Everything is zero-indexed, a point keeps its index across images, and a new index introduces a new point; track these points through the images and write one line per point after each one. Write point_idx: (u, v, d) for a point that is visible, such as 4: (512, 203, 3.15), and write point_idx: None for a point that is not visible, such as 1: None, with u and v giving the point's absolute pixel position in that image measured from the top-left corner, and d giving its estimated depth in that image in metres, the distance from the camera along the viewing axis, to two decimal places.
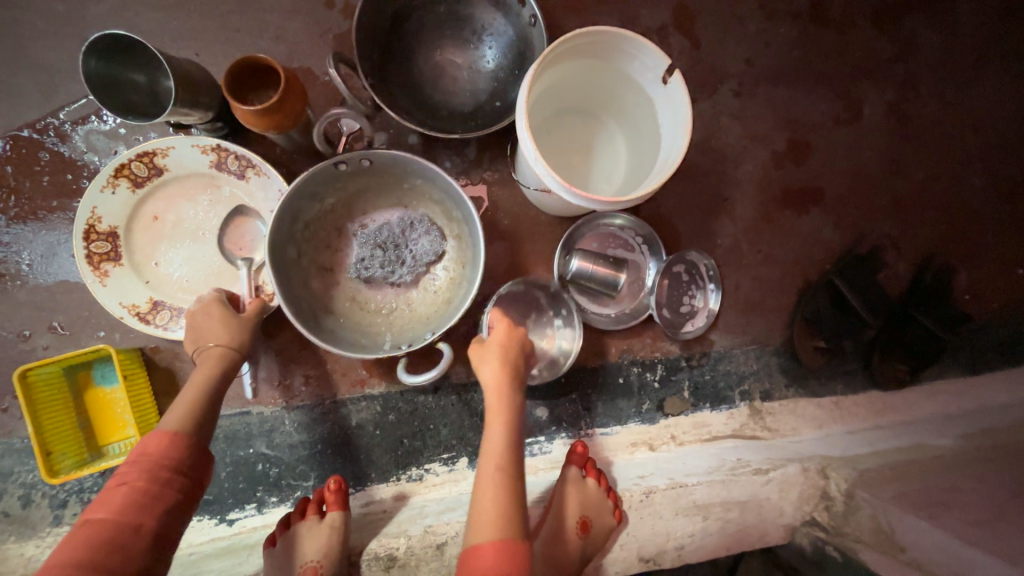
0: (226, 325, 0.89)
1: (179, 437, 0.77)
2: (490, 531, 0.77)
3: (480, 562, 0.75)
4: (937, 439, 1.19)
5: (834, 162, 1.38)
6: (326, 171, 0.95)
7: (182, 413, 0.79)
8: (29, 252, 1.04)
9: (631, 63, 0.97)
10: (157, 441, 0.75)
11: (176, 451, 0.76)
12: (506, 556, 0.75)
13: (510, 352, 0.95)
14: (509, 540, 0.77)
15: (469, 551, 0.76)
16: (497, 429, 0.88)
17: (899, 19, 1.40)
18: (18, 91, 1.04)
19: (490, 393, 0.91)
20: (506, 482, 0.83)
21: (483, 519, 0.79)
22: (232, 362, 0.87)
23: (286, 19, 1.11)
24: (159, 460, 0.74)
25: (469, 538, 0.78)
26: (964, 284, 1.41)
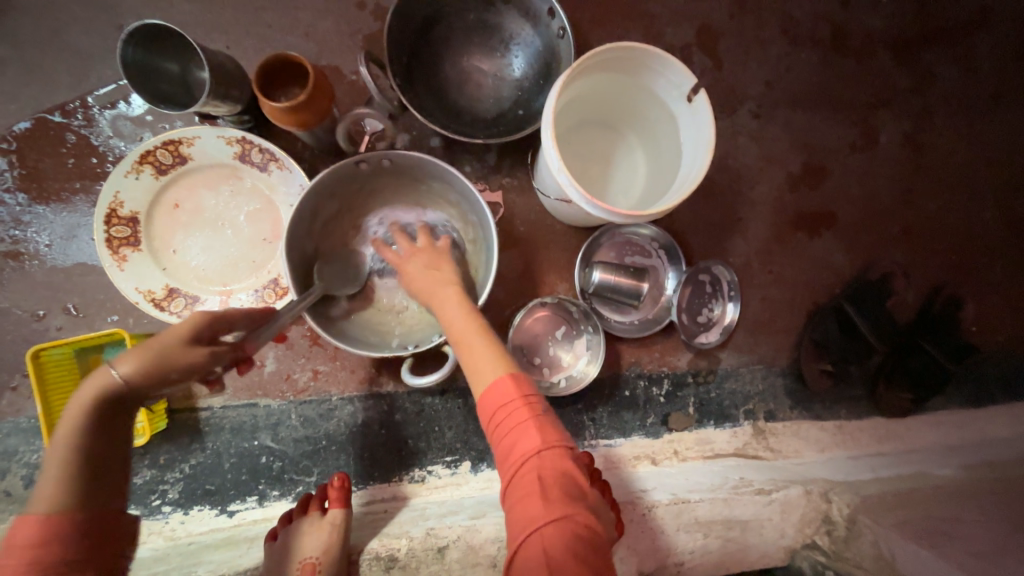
0: (142, 357, 0.69)
1: (53, 520, 0.62)
2: (491, 371, 0.72)
3: (494, 397, 0.70)
4: (940, 468, 1.19)
5: (848, 188, 1.39)
6: (350, 167, 0.96)
7: (54, 490, 0.63)
8: (49, 232, 1.05)
9: (657, 79, 0.98)
10: (27, 534, 0.61)
11: (60, 541, 0.61)
12: (517, 383, 0.70)
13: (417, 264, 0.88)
14: (511, 369, 0.73)
15: (480, 398, 0.71)
16: (448, 304, 0.81)
17: (917, 51, 1.42)
18: (49, 74, 1.05)
19: (423, 283, 0.85)
20: (480, 336, 0.78)
21: (480, 371, 0.73)
22: (121, 399, 0.69)
23: (317, 18, 1.13)
24: (33, 557, 0.60)
25: (477, 387, 0.73)
26: (971, 316, 1.42)
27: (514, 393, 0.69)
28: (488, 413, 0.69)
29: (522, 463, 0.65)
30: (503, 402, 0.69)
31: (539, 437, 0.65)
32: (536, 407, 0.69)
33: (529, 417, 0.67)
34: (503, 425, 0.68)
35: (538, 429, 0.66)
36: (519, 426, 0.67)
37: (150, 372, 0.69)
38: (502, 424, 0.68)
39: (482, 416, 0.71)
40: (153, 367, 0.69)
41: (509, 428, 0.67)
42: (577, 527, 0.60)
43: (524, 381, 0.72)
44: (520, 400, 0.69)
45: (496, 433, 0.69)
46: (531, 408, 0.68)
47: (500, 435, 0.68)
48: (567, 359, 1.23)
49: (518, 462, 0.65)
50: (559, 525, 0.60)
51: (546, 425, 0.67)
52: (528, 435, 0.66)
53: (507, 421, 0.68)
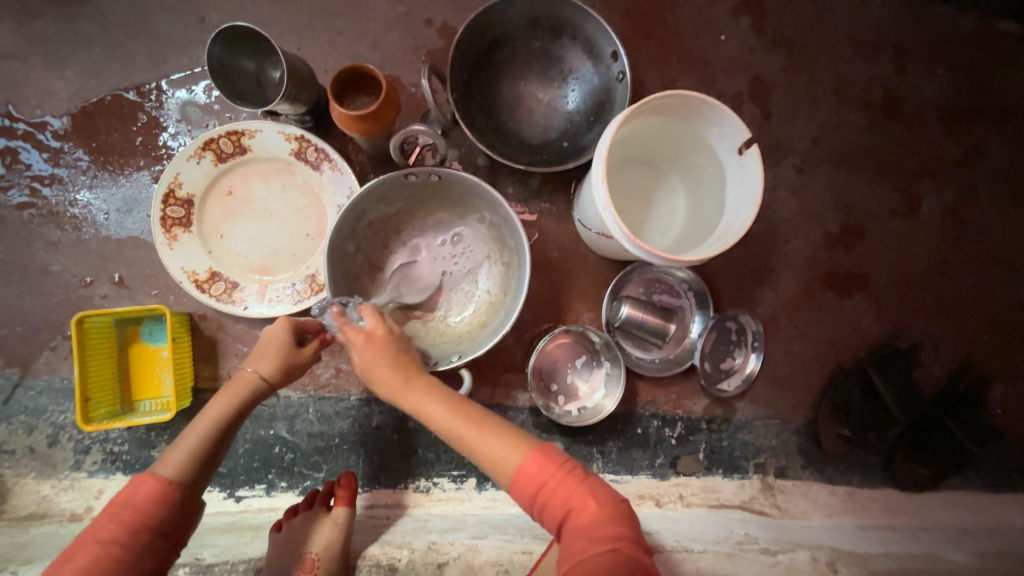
0: (275, 355, 0.82)
1: (170, 488, 0.69)
2: (515, 454, 0.73)
3: (529, 479, 0.70)
4: (952, 552, 1.15)
5: (884, 253, 1.38)
6: (406, 176, 1.00)
7: (180, 458, 0.73)
8: (108, 205, 1.10)
9: (710, 129, 0.99)
10: (144, 495, 0.67)
11: (167, 510, 0.68)
12: (545, 454, 0.72)
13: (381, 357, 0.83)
14: (535, 445, 0.74)
15: (513, 488, 0.71)
16: (432, 407, 0.80)
17: (970, 125, 1.42)
18: (130, 56, 1.11)
19: (388, 387, 0.82)
20: (486, 429, 0.78)
21: (503, 457, 0.73)
22: (258, 397, 0.82)
23: (386, 30, 1.17)
24: (143, 518, 0.65)
25: (505, 480, 0.73)
26: (998, 399, 1.38)
27: (546, 467, 0.70)
28: (529, 498, 0.70)
29: (572, 526, 0.66)
30: (539, 480, 0.69)
31: (580, 500, 0.67)
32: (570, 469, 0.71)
33: (567, 485, 0.68)
34: (548, 501, 0.69)
35: (577, 492, 0.67)
36: (561, 491, 0.68)
37: (285, 372, 0.83)
38: (547, 500, 0.68)
39: (525, 508, 0.71)
40: (282, 366, 0.83)
41: (553, 504, 0.68)
42: (631, 559, 0.62)
43: (553, 451, 0.73)
44: (556, 469, 0.70)
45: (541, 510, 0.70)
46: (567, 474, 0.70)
47: (546, 512, 0.69)
48: (583, 389, 1.24)
49: (569, 529, 0.66)
50: (616, 562, 0.62)
51: (583, 485, 0.68)
52: (571, 504, 0.67)
53: (550, 496, 0.69)
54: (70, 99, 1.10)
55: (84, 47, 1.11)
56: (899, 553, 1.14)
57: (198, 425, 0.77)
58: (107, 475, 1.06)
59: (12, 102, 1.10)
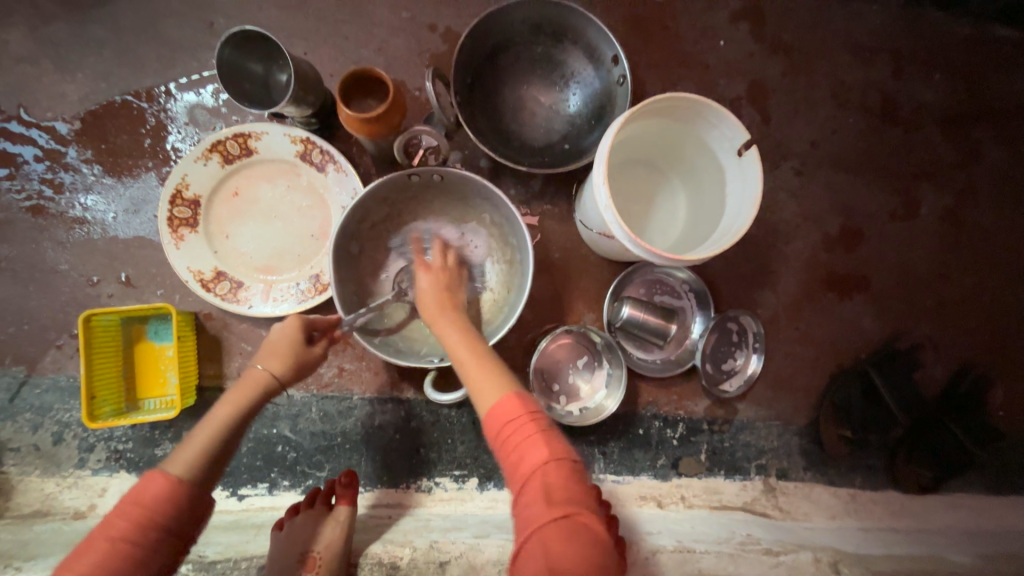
0: (286, 353, 0.84)
1: (181, 486, 0.69)
2: (493, 392, 0.73)
3: (498, 417, 0.70)
4: (955, 554, 1.15)
5: (884, 255, 1.39)
6: (409, 177, 1.02)
7: (191, 456, 0.72)
8: (116, 205, 1.11)
9: (709, 130, 1.00)
10: (155, 492, 0.67)
11: (178, 508, 0.68)
12: (519, 400, 0.71)
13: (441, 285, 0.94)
14: (513, 390, 0.73)
15: (483, 421, 0.71)
16: (451, 332, 0.85)
17: (967, 129, 1.43)
18: (139, 60, 1.13)
19: (429, 311, 0.90)
20: (484, 365, 0.79)
21: (484, 393, 0.74)
22: (268, 396, 0.83)
23: (390, 35, 1.19)
24: (153, 516, 0.66)
25: (479, 411, 0.74)
26: (999, 401, 1.38)
27: (517, 410, 0.70)
28: (493, 432, 0.70)
29: (527, 475, 0.64)
30: (507, 420, 0.69)
31: (543, 449, 0.65)
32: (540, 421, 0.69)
33: (533, 433, 0.67)
34: (508, 443, 0.68)
35: (540, 441, 0.66)
36: (523, 438, 0.67)
37: (296, 370, 0.85)
38: (508, 442, 0.68)
39: (488, 439, 0.71)
40: (292, 364, 0.84)
41: (514, 444, 0.67)
42: (580, 529, 0.61)
43: (528, 398, 0.72)
44: (525, 415, 0.69)
45: (502, 449, 0.69)
46: (535, 423, 0.69)
47: (505, 453, 0.68)
48: (585, 389, 1.24)
49: (524, 476, 0.64)
50: (563, 526, 0.61)
51: (548, 437, 0.67)
52: (531, 452, 0.65)
53: (513, 437, 0.68)
54: (80, 102, 1.12)
55: (95, 51, 1.13)
56: (902, 554, 1.13)
57: (208, 422, 0.76)
58: (111, 473, 1.06)
59: (23, 105, 1.12)
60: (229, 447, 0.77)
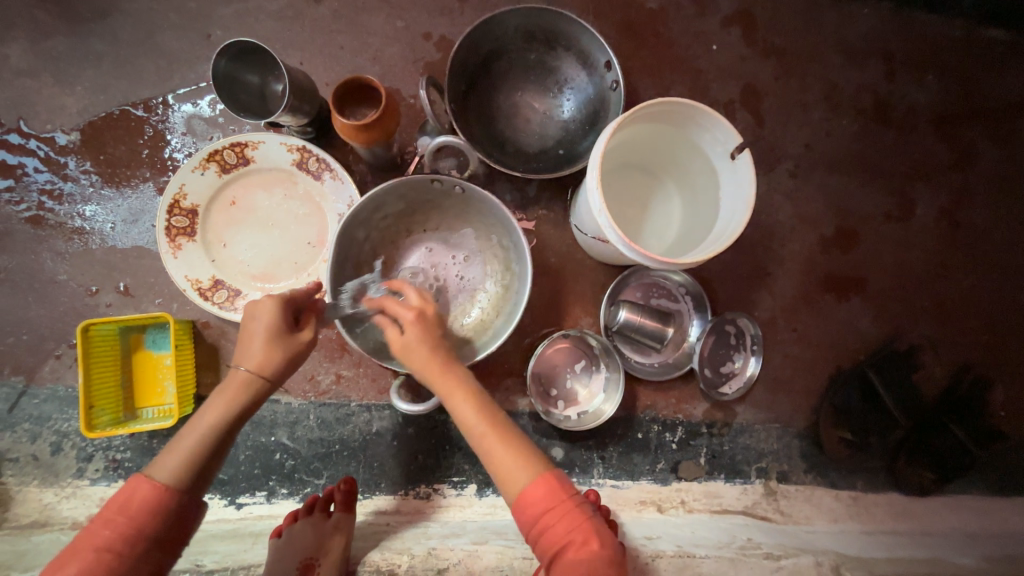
0: (266, 345, 0.77)
1: (166, 495, 0.69)
2: (525, 475, 0.71)
3: (535, 504, 0.69)
4: (959, 556, 1.15)
5: (880, 255, 1.39)
6: (403, 186, 1.03)
7: (176, 464, 0.71)
8: (114, 215, 1.12)
9: (702, 134, 1.01)
10: (140, 503, 0.67)
11: (162, 516, 0.68)
12: (556, 484, 0.70)
13: (432, 336, 0.81)
14: (544, 468, 0.72)
15: (518, 505, 0.70)
16: (460, 398, 0.77)
17: (961, 129, 1.44)
18: (138, 72, 1.14)
19: (426, 369, 0.79)
20: (505, 432, 0.76)
21: (512, 474, 0.72)
22: (259, 395, 0.78)
23: (385, 44, 1.20)
24: (137, 525, 0.66)
25: (511, 493, 0.72)
26: (1000, 401, 1.37)
27: (556, 496, 0.69)
28: (531, 519, 0.69)
29: (569, 564, 0.65)
30: (545, 507, 0.69)
31: (589, 539, 0.66)
32: (576, 505, 0.69)
33: (574, 519, 0.68)
34: (549, 531, 0.68)
35: (586, 530, 0.67)
36: (567, 525, 0.67)
37: (286, 362, 0.79)
38: (549, 530, 0.68)
39: (522, 522, 0.70)
40: (278, 359, 0.78)
41: (557, 534, 0.67)
42: None
43: (562, 479, 0.71)
44: (565, 501, 0.69)
45: (538, 536, 0.68)
46: (576, 508, 0.69)
47: (544, 539, 0.68)
48: (583, 394, 1.24)
49: (563, 568, 0.65)
50: None
51: (589, 525, 0.68)
52: (573, 540, 0.66)
53: (556, 525, 0.67)
54: (80, 114, 1.13)
55: (94, 64, 1.14)
56: (905, 557, 1.13)
57: (195, 427, 0.73)
58: (109, 483, 1.06)
59: (23, 117, 1.13)
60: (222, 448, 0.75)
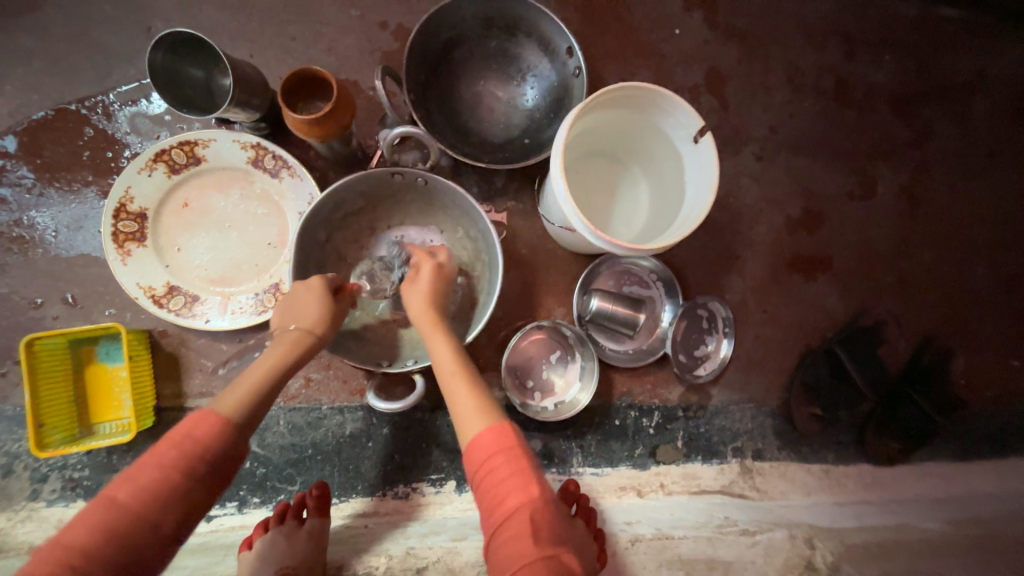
0: (320, 306, 0.87)
1: (229, 428, 0.71)
2: (479, 420, 0.72)
3: (481, 448, 0.69)
4: (925, 521, 1.21)
5: (845, 234, 1.42)
6: (361, 181, 1.00)
7: (237, 398, 0.74)
8: (56, 222, 1.06)
9: (665, 119, 1.00)
10: (204, 432, 0.68)
11: (223, 444, 0.69)
12: (506, 432, 0.70)
13: (439, 287, 0.92)
14: (498, 420, 0.73)
15: (467, 448, 0.71)
16: (443, 345, 0.84)
17: (917, 107, 1.47)
18: (72, 69, 1.07)
19: (423, 320, 0.88)
20: (465, 377, 0.81)
21: (467, 422, 0.73)
22: (308, 352, 0.85)
23: (339, 34, 1.16)
24: (202, 449, 0.68)
25: (463, 438, 0.73)
26: (960, 370, 1.43)
27: (502, 442, 0.69)
28: (475, 462, 0.69)
29: (504, 512, 0.64)
30: (491, 451, 0.68)
31: (530, 489, 0.65)
32: (522, 458, 0.68)
33: (519, 469, 0.67)
34: (490, 476, 0.67)
35: (528, 475, 0.66)
36: (508, 474, 0.66)
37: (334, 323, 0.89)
38: (490, 475, 0.67)
39: (468, 466, 0.70)
40: (329, 321, 0.88)
41: (497, 479, 0.66)
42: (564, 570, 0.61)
43: (513, 431, 0.71)
44: (511, 450, 0.68)
45: (482, 482, 0.68)
46: (521, 457, 0.68)
47: (485, 487, 0.67)
48: (559, 384, 1.24)
49: (503, 516, 0.64)
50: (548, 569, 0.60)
51: (531, 472, 0.67)
52: (514, 486, 0.65)
53: (498, 471, 0.67)
54: (11, 115, 1.06)
55: (23, 62, 1.07)
56: (874, 525, 1.18)
57: (256, 368, 0.79)
58: (67, 503, 1.02)
59: None
60: (271, 394, 0.79)
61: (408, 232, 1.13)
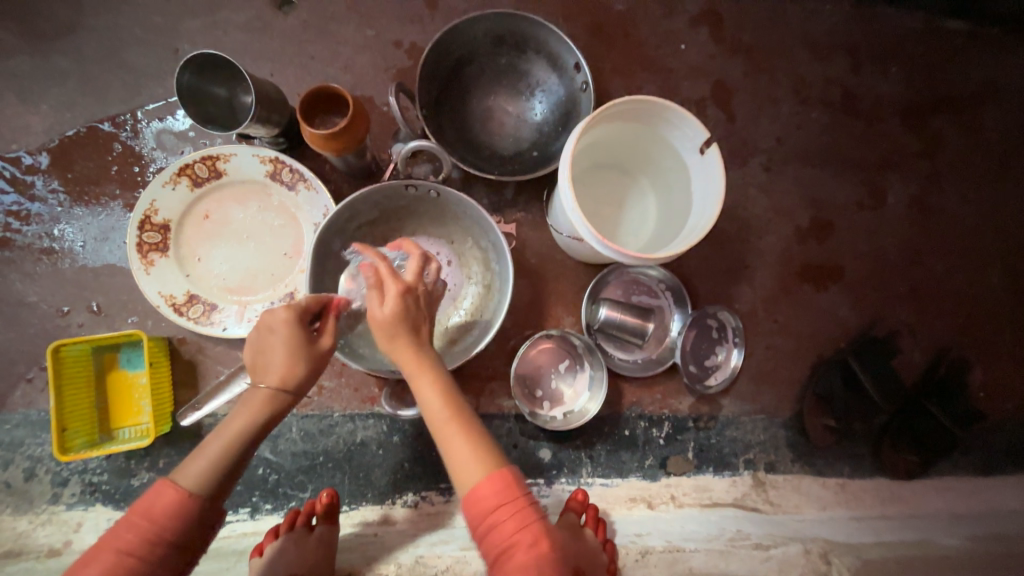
0: (287, 358, 0.76)
1: (188, 507, 0.68)
2: (476, 471, 0.71)
3: (483, 502, 0.69)
4: (946, 538, 1.19)
5: (855, 243, 1.41)
6: (374, 194, 1.03)
7: (202, 469, 0.70)
8: (84, 233, 1.11)
9: (672, 131, 1.02)
10: (165, 509, 0.66)
11: (183, 524, 0.67)
12: (505, 484, 0.70)
13: (412, 308, 0.79)
14: (492, 469, 0.71)
15: (467, 500, 0.70)
16: (429, 386, 0.77)
17: (926, 118, 1.47)
18: (104, 89, 1.13)
19: (404, 355, 0.78)
20: (456, 424, 0.76)
21: (464, 471, 0.72)
22: (283, 406, 0.77)
23: (356, 53, 1.21)
24: (159, 531, 0.66)
25: (461, 487, 0.72)
26: (979, 381, 1.40)
27: (507, 494, 0.69)
28: (478, 514, 0.69)
29: (511, 563, 0.66)
30: (494, 503, 0.69)
31: (538, 543, 0.67)
32: (523, 511, 0.69)
33: (522, 520, 0.68)
34: (495, 530, 0.68)
35: (535, 530, 0.67)
36: (512, 527, 0.68)
37: (310, 373, 0.78)
38: (496, 528, 0.68)
39: (469, 516, 0.71)
40: (298, 366, 0.76)
41: (504, 533, 0.67)
42: None
43: (512, 480, 0.71)
44: (512, 501, 0.69)
45: (486, 534, 0.69)
46: (524, 508, 0.69)
47: (490, 537, 0.68)
48: (568, 393, 1.24)
49: (509, 566, 0.66)
50: None
51: (537, 525, 0.68)
52: (521, 541, 0.67)
53: (504, 523, 0.68)
54: (46, 132, 1.12)
55: (58, 82, 1.13)
56: (892, 542, 1.17)
57: (224, 432, 0.73)
58: (86, 507, 1.04)
59: None
60: (245, 457, 0.75)
61: (419, 243, 1.15)
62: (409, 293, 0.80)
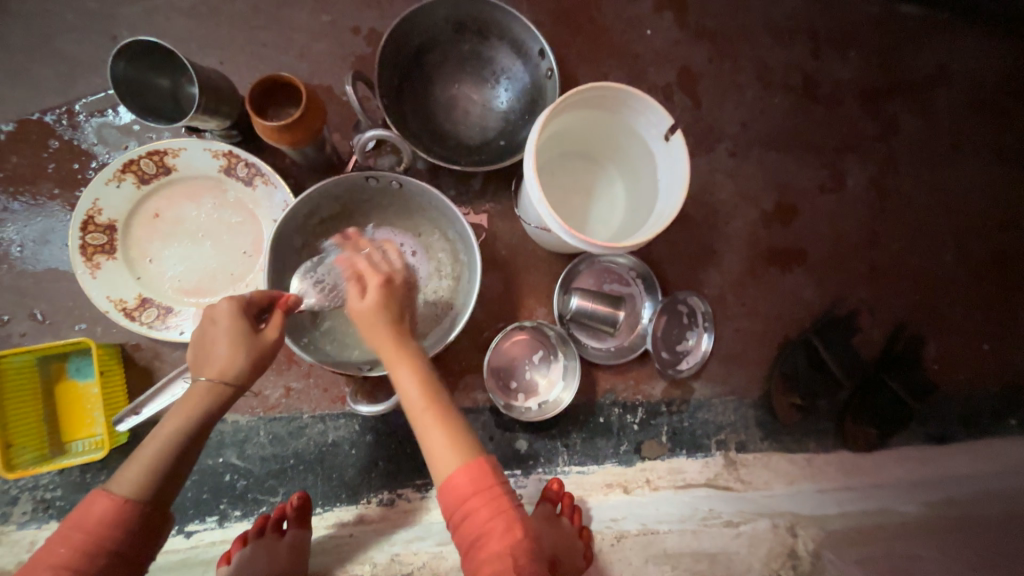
0: (227, 351, 0.74)
1: (126, 514, 0.66)
2: (453, 460, 0.71)
3: (459, 490, 0.69)
4: (903, 505, 1.25)
5: (818, 226, 1.45)
6: (333, 187, 1.00)
7: (137, 474, 0.68)
8: (21, 237, 1.04)
9: (636, 118, 1.02)
10: (98, 518, 0.65)
11: (121, 531, 0.66)
12: (484, 472, 0.70)
13: (390, 302, 0.82)
14: (471, 457, 0.72)
15: (444, 488, 0.70)
16: (408, 374, 0.77)
17: (883, 102, 1.51)
18: (35, 80, 1.05)
19: (382, 342, 0.79)
20: (436, 412, 0.76)
21: (442, 460, 0.72)
22: (227, 398, 0.75)
23: (311, 40, 1.15)
24: (95, 540, 0.64)
25: (438, 475, 0.72)
26: (933, 355, 1.47)
27: (482, 481, 0.70)
28: (455, 502, 0.69)
29: (485, 549, 0.67)
30: (471, 492, 0.69)
31: (513, 531, 0.67)
32: (502, 499, 0.70)
33: (499, 507, 0.69)
34: (472, 516, 0.68)
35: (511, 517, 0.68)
36: (487, 515, 0.68)
37: (252, 366, 0.76)
38: (472, 514, 0.68)
39: (445, 503, 0.71)
40: (239, 358, 0.75)
41: (478, 520, 0.68)
42: None
43: (488, 470, 0.71)
44: (488, 490, 0.69)
45: (461, 521, 0.69)
46: (500, 498, 0.69)
47: (464, 525, 0.69)
48: (543, 384, 1.24)
49: (484, 555, 0.66)
50: None
51: (514, 513, 0.69)
52: (496, 528, 0.67)
53: (479, 511, 0.68)
54: None
55: None
56: (854, 511, 1.23)
57: (161, 434, 0.71)
58: (39, 525, 0.99)
59: None
60: (190, 458, 0.73)
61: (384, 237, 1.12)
62: (387, 284, 0.83)
